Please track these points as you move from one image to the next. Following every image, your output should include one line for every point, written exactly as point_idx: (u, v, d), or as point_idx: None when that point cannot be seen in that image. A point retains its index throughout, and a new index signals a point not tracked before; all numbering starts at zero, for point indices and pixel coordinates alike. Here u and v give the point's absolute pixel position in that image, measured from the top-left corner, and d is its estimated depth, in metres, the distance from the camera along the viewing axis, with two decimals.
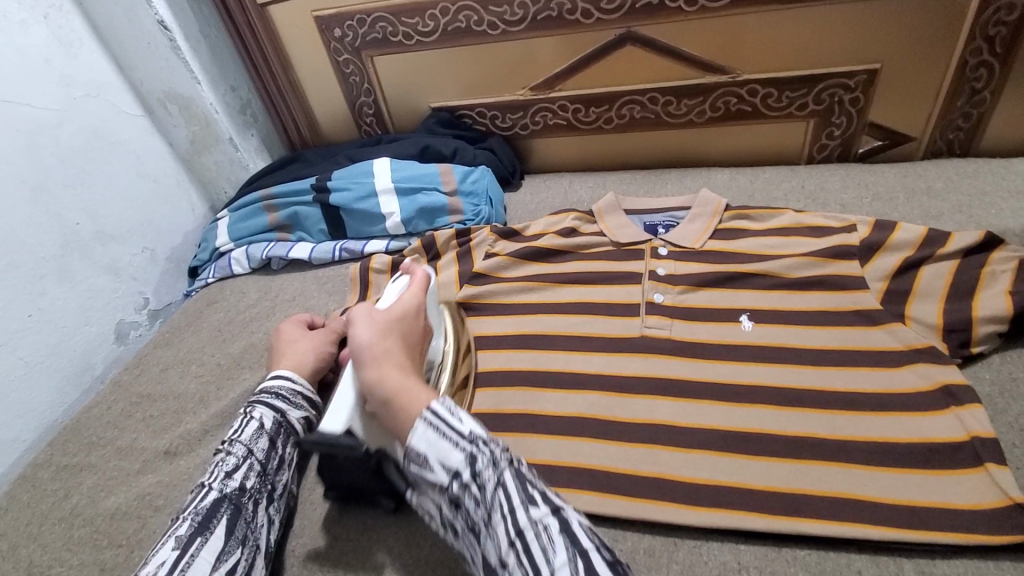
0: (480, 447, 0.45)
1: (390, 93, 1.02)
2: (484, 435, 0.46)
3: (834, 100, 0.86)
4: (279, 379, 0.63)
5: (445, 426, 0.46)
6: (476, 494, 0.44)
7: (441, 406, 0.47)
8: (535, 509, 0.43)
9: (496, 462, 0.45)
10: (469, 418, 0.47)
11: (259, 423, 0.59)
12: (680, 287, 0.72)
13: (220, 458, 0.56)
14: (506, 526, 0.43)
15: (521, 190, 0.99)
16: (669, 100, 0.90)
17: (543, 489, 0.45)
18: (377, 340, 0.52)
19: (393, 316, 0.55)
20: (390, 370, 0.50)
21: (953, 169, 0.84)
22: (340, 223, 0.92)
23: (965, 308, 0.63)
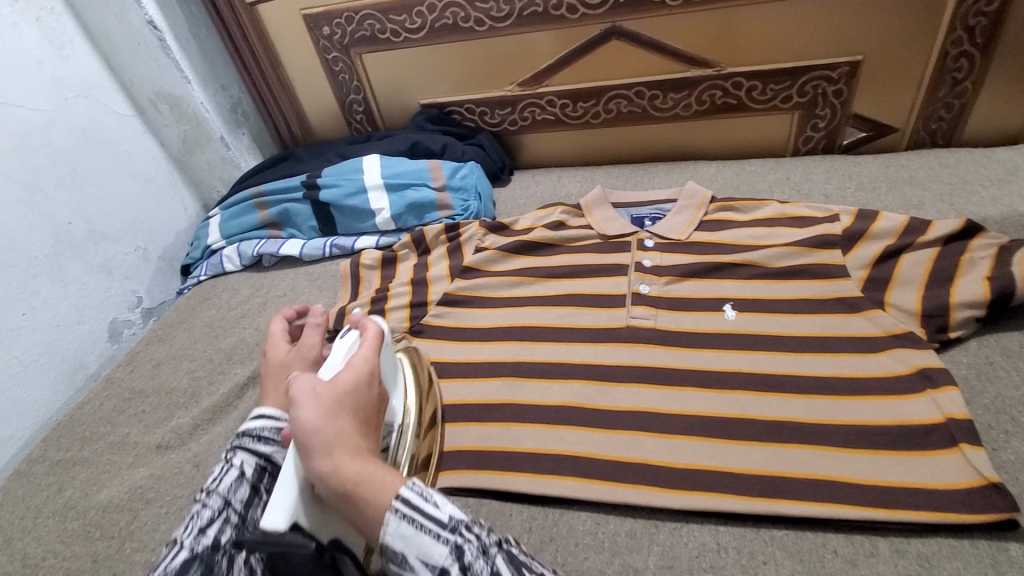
0: (464, 535, 0.39)
1: (380, 91, 1.03)
2: (467, 519, 0.41)
3: (818, 92, 0.87)
4: (262, 418, 0.53)
5: (419, 515, 0.40)
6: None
7: (412, 491, 0.41)
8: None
9: (485, 548, 0.39)
10: (447, 501, 0.41)
11: (239, 470, 0.50)
12: (665, 277, 0.73)
13: (195, 510, 0.48)
14: None
15: (511, 185, 1.00)
16: (655, 94, 0.91)
17: (543, 574, 0.39)
18: (325, 421, 0.44)
19: (343, 386, 0.47)
20: (346, 458, 0.43)
21: (936, 158, 0.85)
22: (331, 220, 0.92)
23: (943, 294, 0.64)
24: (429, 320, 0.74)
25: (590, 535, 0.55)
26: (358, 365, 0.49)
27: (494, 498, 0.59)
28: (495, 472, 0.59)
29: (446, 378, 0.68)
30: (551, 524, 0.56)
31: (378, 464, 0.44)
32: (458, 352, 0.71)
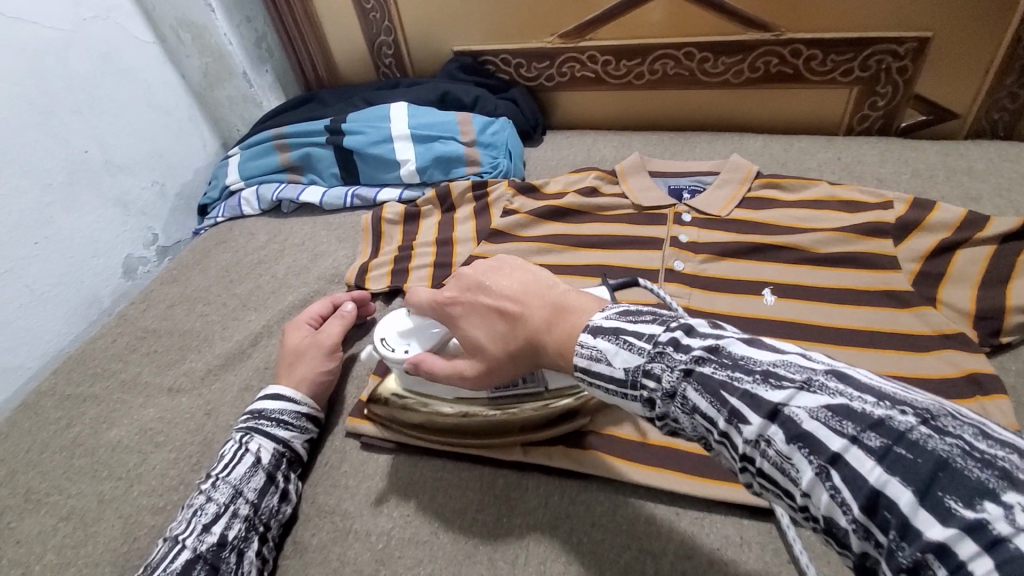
0: (645, 385, 0.36)
1: (411, 33, 0.97)
2: (647, 357, 0.36)
3: (882, 67, 0.80)
4: (281, 401, 0.59)
5: (598, 377, 0.39)
6: (679, 428, 0.36)
7: (583, 355, 0.39)
8: (746, 427, 0.31)
9: (673, 391, 0.35)
10: (615, 352, 0.38)
11: (255, 458, 0.54)
12: (702, 256, 0.70)
13: (198, 505, 0.51)
14: (728, 451, 0.33)
15: (542, 145, 0.94)
16: (706, 57, 0.85)
17: (758, 386, 0.32)
18: (502, 348, 0.46)
19: (474, 316, 0.48)
20: (546, 341, 0.43)
21: (1000, 150, 0.79)
22: (353, 168, 0.89)
23: (998, 295, 0.61)
24: None
25: (607, 517, 0.51)
26: (467, 291, 0.49)
27: (510, 470, 0.56)
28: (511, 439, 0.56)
29: None
30: (567, 502, 0.52)
31: (572, 305, 0.43)
32: None
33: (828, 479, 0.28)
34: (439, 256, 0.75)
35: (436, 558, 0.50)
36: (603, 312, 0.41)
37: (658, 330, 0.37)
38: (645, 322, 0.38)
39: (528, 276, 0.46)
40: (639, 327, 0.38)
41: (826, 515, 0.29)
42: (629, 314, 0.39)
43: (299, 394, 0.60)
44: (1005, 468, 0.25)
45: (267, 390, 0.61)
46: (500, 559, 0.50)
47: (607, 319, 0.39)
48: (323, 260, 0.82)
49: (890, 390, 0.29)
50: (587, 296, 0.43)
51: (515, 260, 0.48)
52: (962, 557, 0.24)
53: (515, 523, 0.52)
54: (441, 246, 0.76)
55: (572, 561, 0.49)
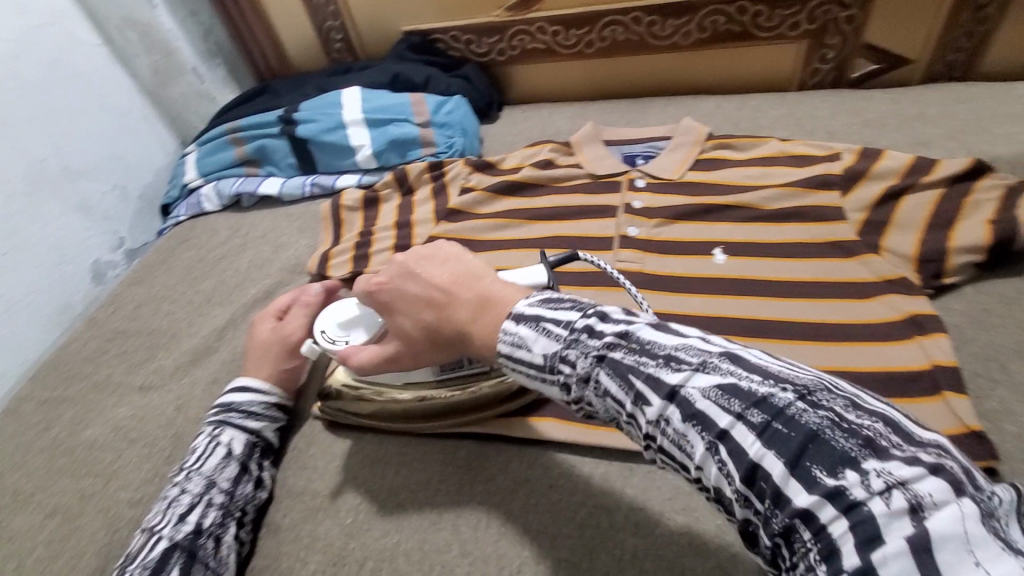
0: (561, 371, 0.37)
1: (359, 16, 0.96)
2: (563, 344, 0.37)
3: (828, 18, 0.80)
4: (249, 393, 0.60)
5: (519, 365, 0.39)
6: (592, 411, 0.38)
7: (506, 341, 0.40)
8: (648, 409, 0.33)
9: (587, 377, 0.36)
10: (534, 339, 0.38)
11: (227, 449, 0.55)
12: (656, 220, 0.71)
13: (173, 497, 0.52)
14: (635, 431, 0.34)
15: (499, 121, 0.94)
16: (653, 21, 0.84)
17: (661, 368, 0.33)
18: (428, 335, 0.47)
19: (404, 305, 0.48)
20: (474, 330, 0.43)
21: (952, 91, 0.79)
22: (309, 157, 0.88)
23: (941, 238, 0.61)
24: None
25: (564, 477, 0.53)
26: (397, 278, 0.48)
27: (473, 441, 0.57)
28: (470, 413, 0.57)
29: None
30: (527, 466, 0.54)
31: (497, 297, 0.42)
32: None
33: (717, 453, 0.30)
34: (399, 238, 0.75)
35: (402, 528, 0.52)
36: (525, 299, 0.41)
37: (575, 316, 0.37)
38: (565, 308, 0.38)
39: (460, 266, 0.46)
40: (558, 314, 0.38)
41: (715, 484, 0.30)
42: (550, 300, 0.39)
43: (266, 385, 0.61)
44: (867, 437, 0.26)
45: (233, 384, 0.61)
46: (463, 523, 0.52)
47: (529, 307, 0.40)
48: (285, 251, 0.82)
49: (775, 369, 0.31)
50: (505, 287, 0.43)
51: (451, 248, 0.48)
52: (824, 521, 0.26)
53: (479, 488, 0.54)
54: (400, 229, 0.77)
55: (530, 521, 0.51)
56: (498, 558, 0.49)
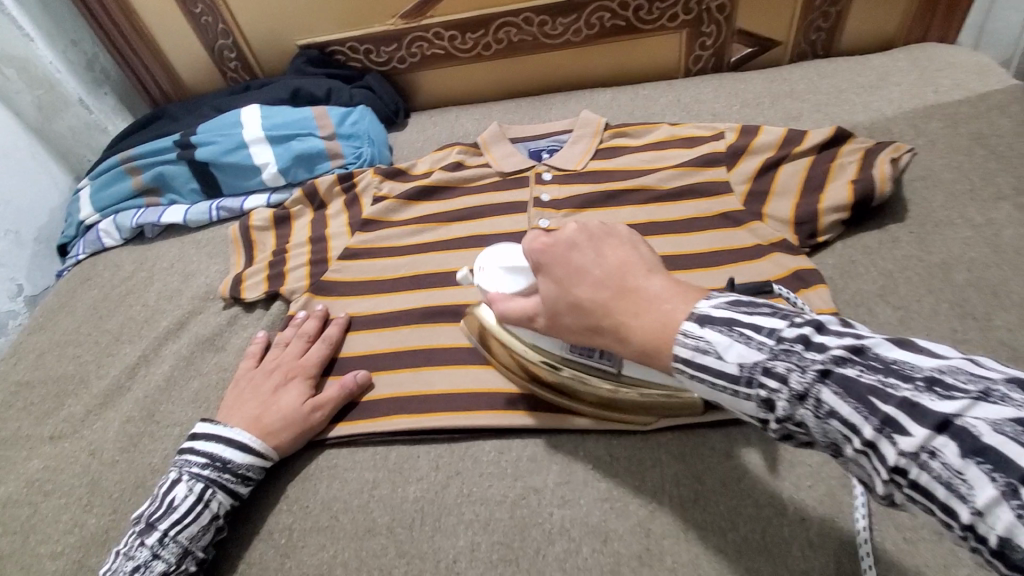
0: (763, 384, 0.35)
1: (251, 33, 0.94)
2: (768, 354, 0.35)
3: (702, 8, 0.86)
4: (249, 455, 0.55)
5: (706, 373, 0.37)
6: (802, 432, 0.35)
7: (687, 346, 0.38)
8: (903, 438, 0.29)
9: (804, 394, 0.33)
10: (730, 348, 0.36)
11: (210, 516, 0.52)
12: (564, 211, 0.74)
13: (144, 560, 0.49)
14: (872, 461, 0.31)
15: (407, 127, 0.94)
16: (544, 20, 0.88)
17: (921, 394, 0.29)
18: (577, 316, 0.45)
19: (561, 271, 0.46)
20: (635, 325, 0.41)
21: (817, 67, 0.87)
22: (212, 181, 0.86)
23: (813, 201, 0.67)
24: (329, 276, 0.72)
25: (493, 464, 0.55)
26: (561, 245, 0.46)
27: (402, 442, 0.58)
28: (395, 417, 0.58)
29: (353, 330, 0.67)
30: (457, 460, 0.56)
31: (665, 295, 0.40)
32: (364, 305, 0.69)
33: (1014, 497, 0.25)
34: (314, 253, 0.74)
35: (337, 539, 0.53)
36: (708, 300, 0.39)
37: (781, 325, 0.36)
38: (763, 314, 0.37)
39: (631, 256, 0.44)
40: (756, 320, 0.37)
41: (1002, 535, 0.26)
42: (741, 304, 0.38)
43: (262, 445, 0.56)
44: None
45: (228, 431, 0.56)
46: (397, 525, 0.52)
47: (716, 310, 0.38)
48: (195, 279, 0.80)
49: None
50: (681, 287, 0.41)
51: (625, 232, 0.46)
52: None
53: (411, 489, 0.55)
54: (315, 243, 0.76)
55: (463, 512, 0.52)
56: (434, 552, 0.50)
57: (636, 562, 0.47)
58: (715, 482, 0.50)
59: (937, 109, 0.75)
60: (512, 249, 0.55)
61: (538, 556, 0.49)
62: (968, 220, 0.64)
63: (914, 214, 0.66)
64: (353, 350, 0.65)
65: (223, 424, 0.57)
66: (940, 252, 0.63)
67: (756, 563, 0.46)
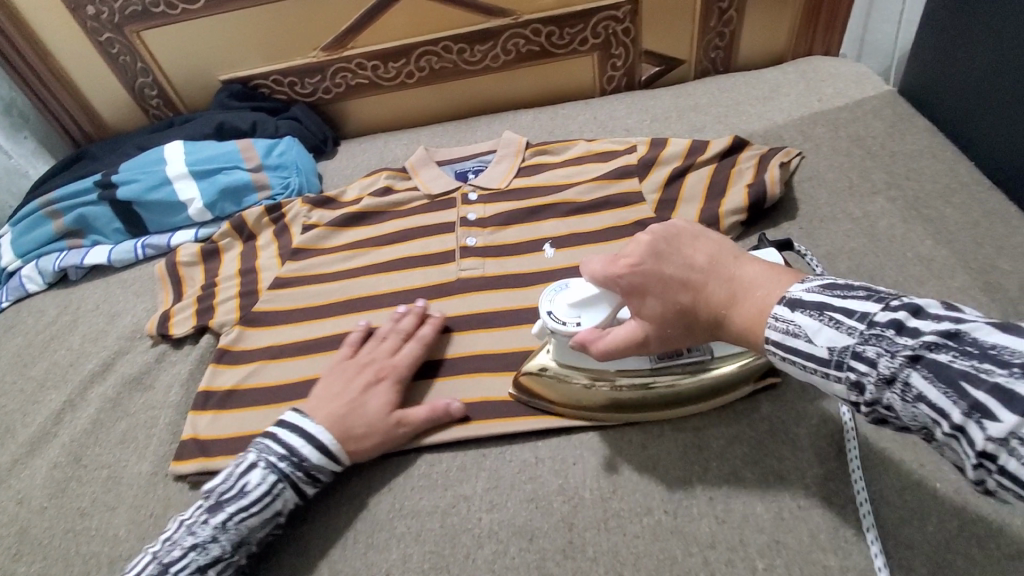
0: (853, 367, 0.37)
1: (172, 71, 0.95)
2: (859, 339, 0.36)
3: (609, 32, 0.92)
4: (325, 458, 0.54)
5: (794, 355, 0.40)
6: (892, 416, 0.36)
7: (778, 328, 0.40)
8: (992, 424, 0.30)
9: (891, 378, 0.35)
10: (819, 330, 0.38)
11: (273, 510, 0.52)
12: (490, 228, 0.76)
13: (201, 541, 0.49)
14: (962, 445, 0.31)
15: (336, 155, 0.96)
16: (462, 48, 0.92)
17: (1016, 380, 0.29)
18: (682, 321, 0.46)
19: (653, 282, 0.47)
20: (736, 313, 0.43)
21: (718, 83, 0.94)
22: (138, 219, 0.85)
23: (715, 206, 0.73)
24: (259, 306, 0.72)
25: (424, 477, 0.56)
26: (646, 257, 0.47)
27: None
28: None
29: (284, 357, 0.68)
30: (388, 476, 0.57)
31: (760, 281, 0.43)
32: (297, 332, 0.70)
33: None
34: (244, 285, 0.75)
35: (272, 566, 0.53)
36: (802, 285, 0.41)
37: (875, 310, 0.37)
38: (857, 298, 0.38)
39: (713, 245, 0.47)
40: (849, 304, 0.38)
41: None
42: (834, 288, 0.39)
43: (337, 447, 0.55)
44: None
45: (312, 427, 0.55)
46: (329, 546, 0.54)
47: (808, 294, 0.40)
48: (121, 319, 0.78)
49: None
50: (770, 271, 0.44)
51: (693, 227, 0.48)
52: None
53: (345, 509, 0.56)
54: (245, 275, 0.76)
55: (396, 526, 0.54)
56: (368, 567, 0.52)
57: (561, 556, 0.50)
58: (632, 471, 0.54)
59: (822, 116, 0.82)
60: (575, 284, 0.54)
61: (467, 560, 0.51)
62: (849, 214, 0.71)
63: (804, 212, 0.73)
64: (286, 378, 0.66)
65: (313, 419, 0.56)
66: (825, 245, 0.69)
67: (670, 544, 0.49)
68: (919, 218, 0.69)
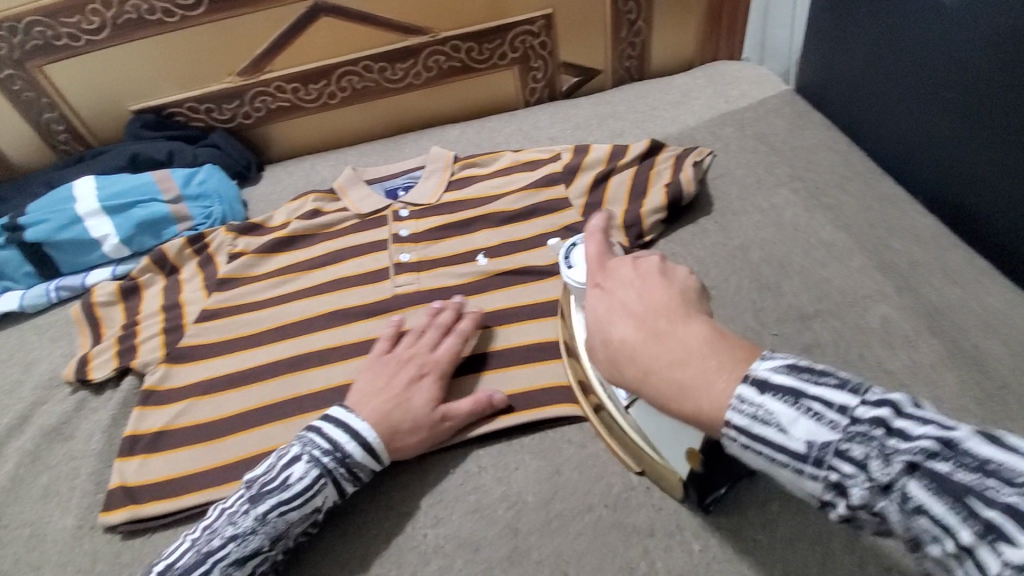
0: (836, 466, 0.33)
1: (81, 105, 0.90)
2: (842, 435, 0.33)
3: (527, 46, 0.95)
4: (368, 456, 0.54)
5: (765, 446, 0.35)
6: (879, 522, 0.32)
7: (743, 413, 0.36)
8: (1009, 549, 0.27)
9: (885, 484, 0.31)
10: (796, 421, 0.34)
11: (312, 506, 0.52)
12: (423, 242, 0.77)
13: (241, 531, 0.50)
14: (972, 570, 0.28)
15: (262, 181, 0.94)
16: (383, 67, 0.92)
17: None
18: (607, 352, 0.44)
19: (602, 301, 0.46)
20: (664, 375, 0.39)
21: (634, 90, 0.98)
22: (49, 260, 0.80)
23: (637, 206, 0.76)
24: (186, 342, 0.69)
25: (368, 499, 0.57)
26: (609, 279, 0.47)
27: None
28: None
29: (216, 392, 0.66)
30: None
31: (706, 351, 0.39)
32: (228, 364, 0.68)
33: None
34: (169, 321, 0.72)
35: None
36: (767, 363, 0.37)
37: (853, 402, 0.33)
38: (832, 386, 0.34)
39: (680, 302, 0.43)
40: (825, 392, 0.34)
41: None
42: (803, 370, 0.35)
43: (379, 445, 0.55)
44: None
45: (356, 423, 0.55)
46: None
47: (777, 375, 0.36)
48: (37, 367, 0.74)
49: None
50: (727, 347, 0.39)
51: (682, 281, 0.46)
52: None
53: None
54: (170, 311, 0.73)
55: (340, 553, 0.54)
56: None
57: (506, 562, 0.51)
58: (571, 470, 0.56)
59: (728, 117, 0.88)
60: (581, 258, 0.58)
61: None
62: (757, 207, 0.76)
63: (717, 207, 0.77)
64: (220, 413, 0.64)
65: (354, 412, 0.56)
66: (739, 236, 0.73)
67: (610, 537, 0.51)
68: (819, 206, 0.74)
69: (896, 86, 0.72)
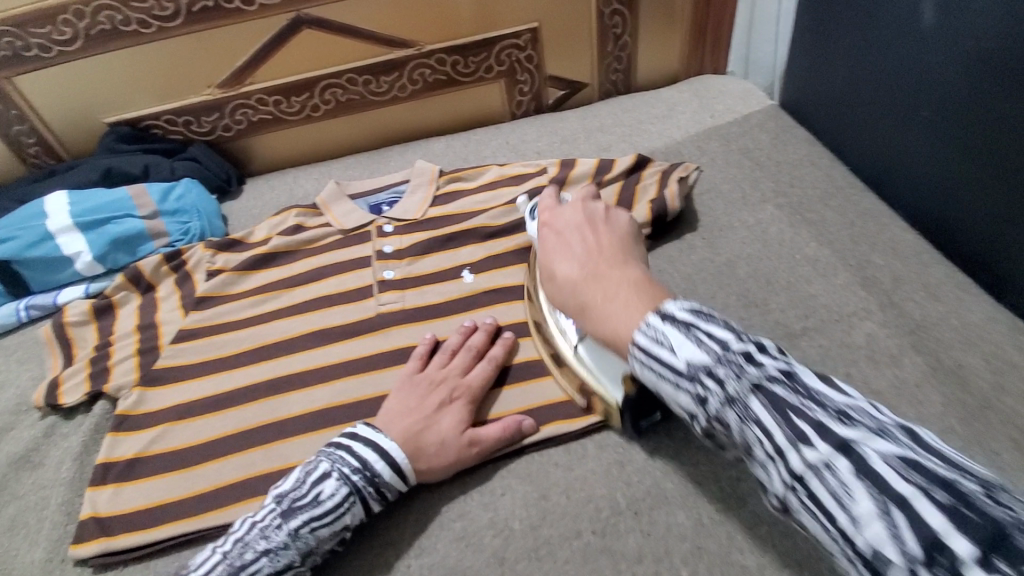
0: (704, 382, 0.36)
1: (52, 117, 0.88)
2: (715, 359, 0.36)
3: (513, 59, 0.94)
4: (399, 475, 0.53)
5: (655, 361, 0.39)
6: (723, 432, 0.36)
7: (646, 336, 0.39)
8: (809, 450, 0.31)
9: (735, 399, 0.35)
10: (684, 343, 0.37)
11: (341, 524, 0.51)
12: (408, 259, 0.75)
13: (271, 546, 0.49)
14: (778, 467, 0.32)
15: (242, 195, 0.92)
16: (367, 79, 0.91)
17: (834, 419, 0.31)
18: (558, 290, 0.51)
19: (559, 251, 0.53)
20: (597, 306, 0.46)
21: (620, 103, 0.98)
22: (18, 278, 0.78)
23: None
24: (162, 364, 0.67)
25: None
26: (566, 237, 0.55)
27: None
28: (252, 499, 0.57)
29: (193, 416, 0.63)
30: None
31: (635, 290, 0.45)
32: (205, 386, 0.66)
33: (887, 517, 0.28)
34: (144, 342, 0.69)
35: None
36: (675, 303, 0.40)
37: (732, 336, 0.37)
38: (720, 325, 0.38)
39: (620, 258, 0.51)
40: (713, 328, 0.37)
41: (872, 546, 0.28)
42: (699, 310, 0.39)
43: (410, 467, 0.54)
44: None
45: (389, 442, 0.54)
46: None
47: (680, 311, 0.39)
48: (5, 390, 0.71)
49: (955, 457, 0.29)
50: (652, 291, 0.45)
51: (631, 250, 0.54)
52: None
53: None
54: (145, 331, 0.71)
55: None
56: None
57: None
58: (559, 495, 0.55)
59: (714, 131, 0.88)
60: None
61: None
62: (744, 223, 0.76)
63: (704, 223, 0.77)
64: (196, 438, 0.62)
65: (385, 433, 0.55)
66: (726, 252, 0.73)
67: (599, 564, 0.50)
68: (805, 222, 0.74)
69: (878, 103, 0.73)
